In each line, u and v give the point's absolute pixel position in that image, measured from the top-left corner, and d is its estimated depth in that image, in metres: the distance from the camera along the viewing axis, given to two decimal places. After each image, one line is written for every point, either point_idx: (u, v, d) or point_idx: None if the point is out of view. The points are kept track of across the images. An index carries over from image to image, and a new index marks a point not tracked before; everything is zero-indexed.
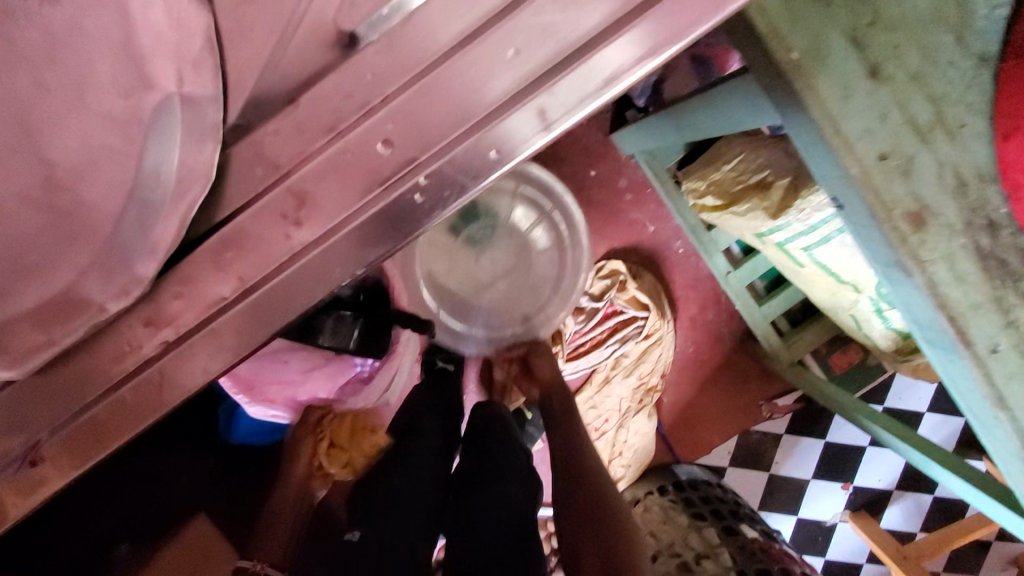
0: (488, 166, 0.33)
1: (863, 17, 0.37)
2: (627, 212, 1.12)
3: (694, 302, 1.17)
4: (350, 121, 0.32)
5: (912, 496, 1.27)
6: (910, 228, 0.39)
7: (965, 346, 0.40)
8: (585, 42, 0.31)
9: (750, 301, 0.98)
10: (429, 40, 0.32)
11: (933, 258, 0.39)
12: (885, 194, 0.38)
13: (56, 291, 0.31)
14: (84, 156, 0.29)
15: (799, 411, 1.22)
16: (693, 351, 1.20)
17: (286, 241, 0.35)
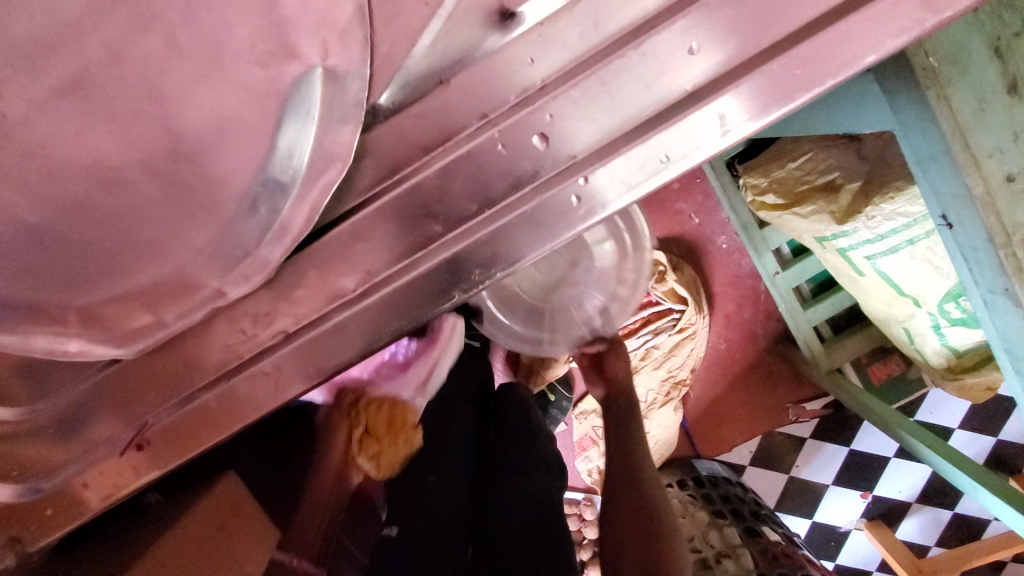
0: (654, 169, 0.34)
1: (1011, 25, 0.36)
2: (673, 202, 1.09)
3: (732, 300, 1.14)
4: (503, 111, 0.33)
5: (930, 510, 1.26)
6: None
7: None
8: (733, 58, 0.31)
9: (795, 304, 0.95)
10: (583, 36, 0.31)
11: None
12: (1006, 218, 0.38)
13: (170, 270, 0.33)
14: (212, 130, 0.28)
15: (826, 419, 1.20)
16: (726, 349, 1.18)
17: (424, 235, 0.37)
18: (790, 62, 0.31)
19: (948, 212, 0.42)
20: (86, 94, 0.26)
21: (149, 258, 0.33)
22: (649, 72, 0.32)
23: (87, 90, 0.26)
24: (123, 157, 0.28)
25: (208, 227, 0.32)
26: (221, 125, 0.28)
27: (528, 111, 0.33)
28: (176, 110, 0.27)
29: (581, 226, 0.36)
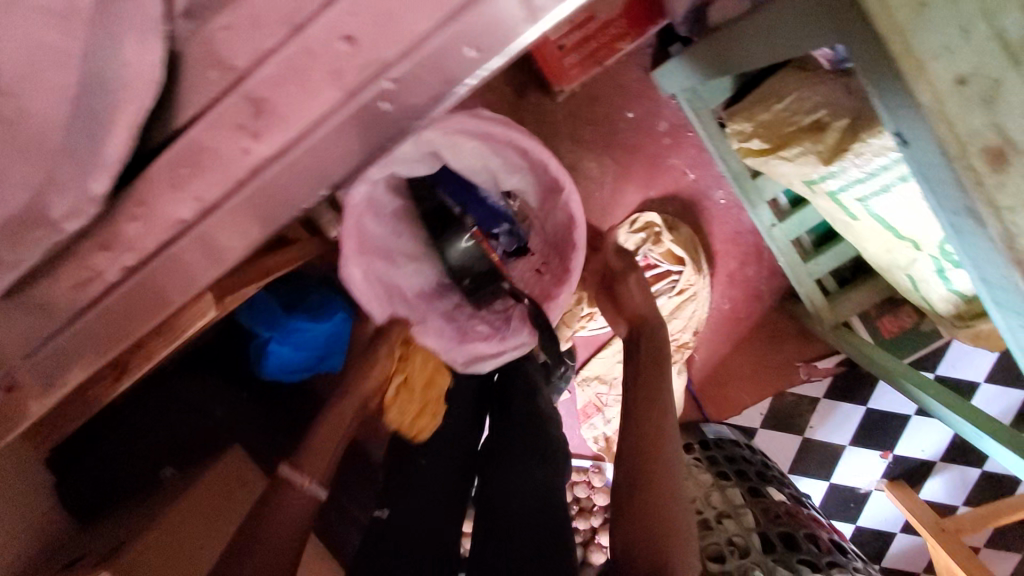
0: (467, 61, 0.36)
1: None
2: (667, 159, 1.05)
3: (733, 257, 1.10)
4: (310, 15, 0.33)
5: (957, 468, 1.21)
6: (989, 165, 0.33)
7: None
8: None
9: (794, 257, 0.91)
10: None
11: (1015, 205, 0.33)
12: (959, 127, 0.33)
13: (17, 207, 0.35)
14: (23, 62, 0.31)
15: (840, 376, 1.16)
16: (730, 309, 1.14)
17: (244, 156, 0.37)
18: None
19: (899, 128, 0.37)
20: None
21: None
22: None
23: None
24: None
25: (37, 162, 0.34)
26: (31, 57, 0.31)
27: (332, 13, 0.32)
28: None
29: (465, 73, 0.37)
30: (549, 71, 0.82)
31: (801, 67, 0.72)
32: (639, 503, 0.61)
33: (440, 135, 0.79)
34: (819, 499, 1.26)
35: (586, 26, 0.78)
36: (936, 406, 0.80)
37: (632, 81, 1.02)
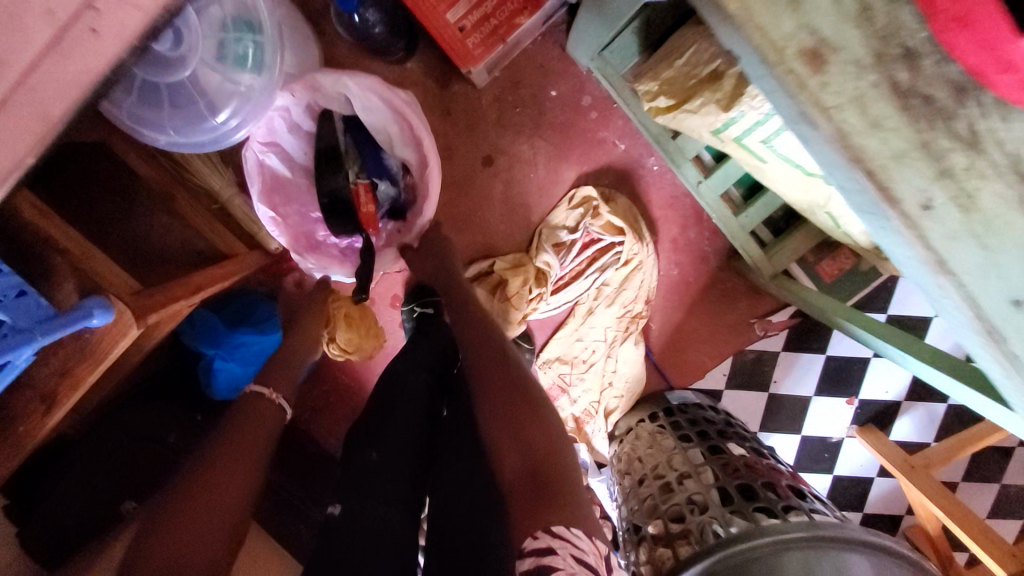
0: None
1: None
2: (595, 132, 1.06)
3: (674, 222, 1.11)
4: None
5: (923, 406, 1.22)
6: (807, 68, 0.34)
7: (890, 205, 0.35)
8: None
9: (725, 212, 0.92)
10: None
11: (839, 103, 0.34)
12: (770, 31, 0.34)
13: None
14: None
15: (796, 327, 1.17)
16: (679, 274, 1.15)
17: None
18: None
19: (731, 46, 0.37)
20: None
21: None
22: None
23: None
24: None
25: None
26: None
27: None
28: None
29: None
30: (454, 54, 0.84)
31: (696, 20, 0.73)
32: (517, 449, 0.64)
33: (357, 85, 0.84)
34: (793, 453, 1.26)
35: (483, 4, 0.79)
36: (878, 343, 0.82)
37: (552, 59, 1.02)
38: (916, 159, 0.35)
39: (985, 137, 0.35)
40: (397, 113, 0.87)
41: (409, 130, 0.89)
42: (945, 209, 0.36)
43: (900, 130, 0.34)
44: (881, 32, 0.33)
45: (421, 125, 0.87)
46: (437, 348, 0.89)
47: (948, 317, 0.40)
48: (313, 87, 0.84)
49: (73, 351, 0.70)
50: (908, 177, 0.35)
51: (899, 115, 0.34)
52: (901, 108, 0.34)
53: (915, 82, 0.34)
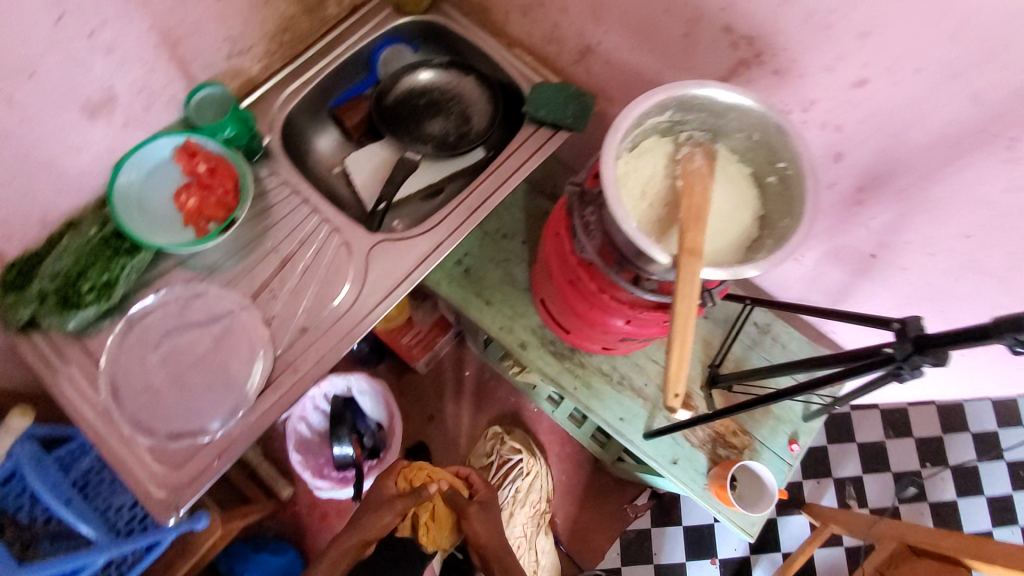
0: (292, 327, 0.88)
1: (480, 287, 1.09)
2: (495, 393, 1.74)
3: (555, 442, 1.72)
4: (233, 341, 0.87)
5: (766, 557, 1.66)
6: (520, 348, 1.06)
7: (562, 388, 1.04)
8: (377, 289, 0.91)
9: (573, 426, 1.56)
10: (257, 316, 0.88)
11: (534, 358, 1.06)
12: (506, 340, 1.07)
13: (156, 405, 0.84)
14: (176, 360, 0.87)
15: (656, 506, 1.68)
16: (567, 477, 1.70)
17: (223, 388, 0.85)
18: (389, 274, 0.93)
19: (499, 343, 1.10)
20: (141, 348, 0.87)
21: (152, 403, 0.84)
22: (276, 305, 0.89)
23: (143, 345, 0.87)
24: (152, 369, 0.86)
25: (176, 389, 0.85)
26: (177, 355, 0.87)
27: (235, 330, 0.88)
28: (168, 350, 0.87)
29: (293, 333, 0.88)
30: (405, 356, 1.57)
31: None
32: None
33: (358, 381, 1.51)
34: None
35: (420, 335, 1.55)
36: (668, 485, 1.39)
37: (465, 354, 1.75)
38: (565, 373, 1.05)
39: (586, 363, 1.05)
40: (379, 395, 1.52)
41: (385, 404, 1.52)
42: (581, 388, 1.04)
43: (556, 365, 1.05)
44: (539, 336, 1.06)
45: (390, 401, 1.51)
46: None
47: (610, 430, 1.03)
48: (331, 384, 1.50)
49: (178, 549, 1.15)
50: (565, 378, 1.05)
51: (555, 360, 1.05)
52: (555, 357, 1.06)
53: (556, 349, 1.06)
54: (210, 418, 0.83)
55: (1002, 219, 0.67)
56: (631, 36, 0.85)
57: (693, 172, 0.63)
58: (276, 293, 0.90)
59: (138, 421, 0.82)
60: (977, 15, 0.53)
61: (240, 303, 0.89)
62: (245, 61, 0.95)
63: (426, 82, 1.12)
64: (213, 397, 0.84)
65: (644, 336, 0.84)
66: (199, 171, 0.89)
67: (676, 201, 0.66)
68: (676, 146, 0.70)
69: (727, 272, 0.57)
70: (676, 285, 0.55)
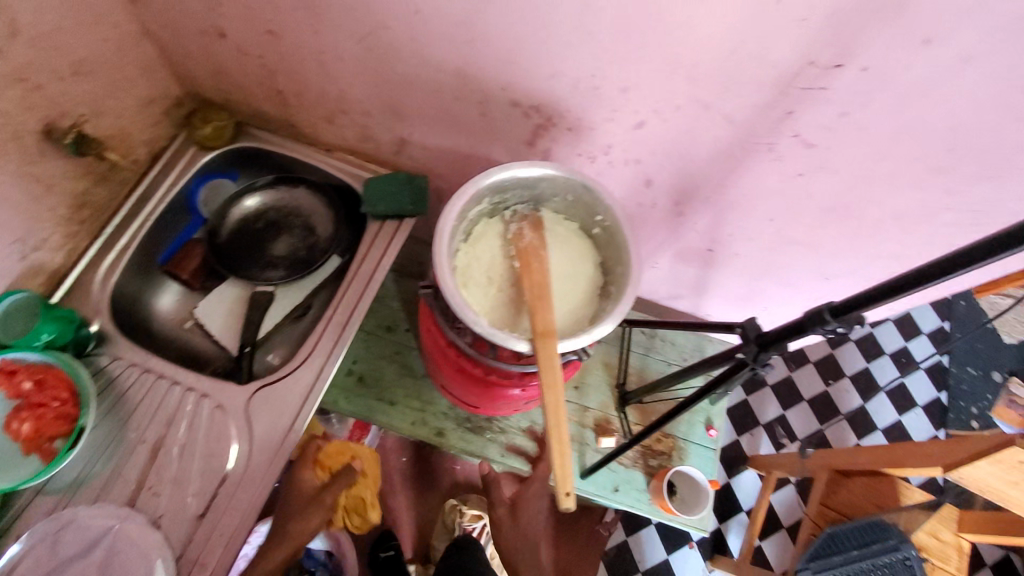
0: (186, 519, 0.80)
1: (379, 391, 1.06)
2: (438, 467, 1.68)
3: None
4: (123, 559, 0.78)
5: (734, 521, 1.74)
6: (438, 437, 1.04)
7: (491, 460, 1.04)
8: (268, 443, 0.85)
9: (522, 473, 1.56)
10: (142, 522, 0.80)
11: (454, 441, 1.04)
12: (422, 433, 1.05)
13: None
14: None
15: (624, 515, 1.71)
16: None
17: None
18: (276, 422, 0.87)
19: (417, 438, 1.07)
20: None
21: None
22: (162, 502, 0.81)
23: None
24: None
25: None
26: None
27: (120, 546, 0.78)
28: None
29: (189, 526, 0.80)
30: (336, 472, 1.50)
31: None
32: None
33: None
34: None
35: None
36: None
37: (396, 440, 1.69)
38: (489, 444, 1.05)
39: (506, 427, 1.06)
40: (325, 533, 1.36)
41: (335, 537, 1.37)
42: (509, 453, 1.05)
43: (478, 439, 1.05)
44: (453, 418, 1.05)
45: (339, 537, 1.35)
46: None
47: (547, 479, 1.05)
48: None
49: None
50: (491, 449, 1.05)
51: (476, 435, 1.05)
52: (475, 432, 1.05)
53: (473, 424, 1.06)
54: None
55: (790, 201, 0.77)
56: (436, 122, 0.88)
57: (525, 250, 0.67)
58: (157, 488, 0.82)
59: None
60: (703, 61, 0.61)
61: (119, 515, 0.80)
62: (43, 253, 0.87)
63: (256, 207, 1.08)
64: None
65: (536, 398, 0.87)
66: (25, 390, 0.80)
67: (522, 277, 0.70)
68: (506, 222, 0.73)
69: (584, 339, 0.62)
70: (540, 375, 0.58)
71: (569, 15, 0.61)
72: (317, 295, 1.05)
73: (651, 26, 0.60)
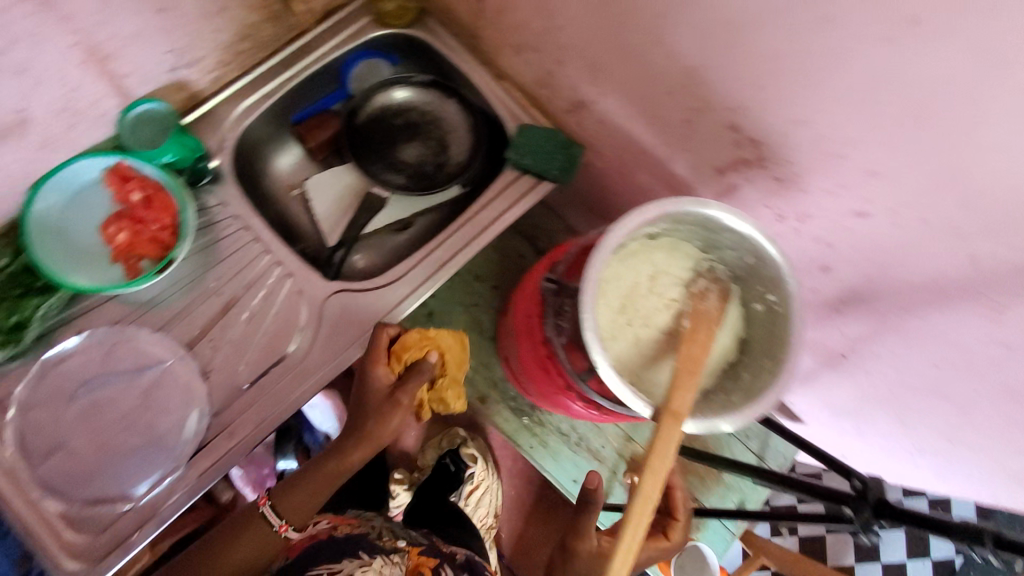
0: (236, 385, 0.81)
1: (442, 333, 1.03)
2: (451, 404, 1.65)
3: (507, 456, 1.69)
4: (168, 395, 0.79)
5: None
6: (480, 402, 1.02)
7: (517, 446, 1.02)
8: (332, 347, 0.84)
9: None
10: (195, 371, 0.80)
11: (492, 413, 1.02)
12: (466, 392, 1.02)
13: (74, 464, 0.75)
14: (98, 413, 0.77)
15: None
16: (516, 492, 1.68)
17: (150, 447, 0.77)
18: (346, 329, 0.85)
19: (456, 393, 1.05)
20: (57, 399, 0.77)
21: (71, 461, 0.75)
22: (219, 359, 0.82)
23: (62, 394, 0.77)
24: (75, 422, 0.77)
25: (98, 445, 0.76)
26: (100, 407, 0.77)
27: (169, 384, 0.79)
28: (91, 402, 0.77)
29: (234, 392, 0.81)
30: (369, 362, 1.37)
31: None
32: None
33: None
34: None
35: None
36: None
37: None
38: (523, 430, 1.02)
39: (546, 421, 1.03)
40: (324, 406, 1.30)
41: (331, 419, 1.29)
42: (537, 447, 1.02)
43: (516, 420, 1.02)
44: (500, 391, 1.02)
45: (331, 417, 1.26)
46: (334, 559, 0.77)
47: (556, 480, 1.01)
48: None
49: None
50: (522, 436, 1.02)
51: (516, 415, 1.02)
52: (516, 413, 1.02)
53: (518, 404, 1.03)
54: (129, 482, 0.76)
55: (975, 362, 0.67)
56: (630, 103, 0.77)
57: (702, 316, 0.59)
58: (218, 345, 0.82)
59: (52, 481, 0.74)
60: (993, 193, 0.50)
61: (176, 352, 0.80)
62: (195, 72, 0.83)
63: (404, 103, 1.02)
64: (142, 459, 0.76)
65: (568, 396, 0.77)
66: (133, 201, 0.79)
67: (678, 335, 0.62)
68: (694, 269, 0.65)
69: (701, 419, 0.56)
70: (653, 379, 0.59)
71: (869, 74, 0.50)
72: (425, 215, 1.01)
73: (959, 132, 0.48)
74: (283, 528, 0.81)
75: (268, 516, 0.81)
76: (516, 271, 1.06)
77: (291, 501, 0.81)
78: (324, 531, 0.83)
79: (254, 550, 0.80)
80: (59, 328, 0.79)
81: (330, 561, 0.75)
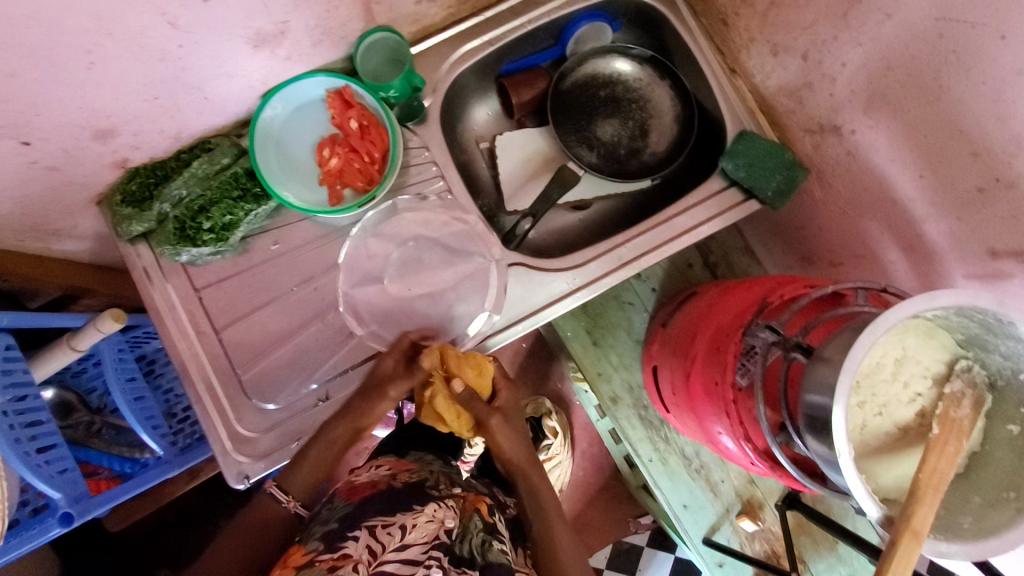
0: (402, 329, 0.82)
1: (589, 322, 1.00)
2: (545, 374, 1.65)
3: (585, 438, 1.68)
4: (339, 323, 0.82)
5: None
6: (611, 402, 0.99)
7: (636, 455, 0.99)
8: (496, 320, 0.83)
9: (610, 441, 1.52)
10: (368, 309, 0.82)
11: (620, 416, 0.99)
12: (600, 387, 0.99)
13: (250, 362, 0.80)
14: (275, 322, 0.81)
15: (657, 529, 1.66)
16: (584, 474, 1.68)
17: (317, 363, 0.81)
18: (511, 305, 0.84)
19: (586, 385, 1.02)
20: (246, 300, 0.81)
21: (248, 360, 0.80)
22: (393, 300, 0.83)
23: (251, 296, 0.81)
24: (258, 326, 0.80)
25: (273, 352, 0.80)
26: (279, 317, 0.81)
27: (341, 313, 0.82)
28: (272, 312, 0.81)
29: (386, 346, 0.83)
30: None
31: None
32: None
33: None
34: None
35: None
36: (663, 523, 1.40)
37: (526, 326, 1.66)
38: (646, 441, 0.99)
39: (671, 439, 0.99)
40: None
41: None
42: (654, 462, 0.98)
43: (641, 428, 0.99)
44: (632, 395, 1.00)
45: None
46: (392, 501, 0.72)
47: (664, 497, 0.98)
48: None
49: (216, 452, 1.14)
50: (644, 447, 0.99)
51: (642, 423, 0.99)
52: (643, 421, 1.00)
53: (647, 413, 1.00)
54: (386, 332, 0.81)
55: None
56: (906, 148, 0.67)
57: (955, 426, 0.53)
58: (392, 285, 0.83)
59: (230, 372, 0.79)
60: None
61: (496, 258, 0.85)
62: (431, 7, 0.80)
63: (617, 77, 0.95)
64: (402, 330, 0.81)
65: (751, 439, 0.69)
66: (350, 128, 0.79)
67: (909, 430, 0.57)
68: (946, 363, 0.58)
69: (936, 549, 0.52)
70: (928, 450, 0.52)
71: None
72: (606, 200, 0.95)
73: None
74: (291, 502, 0.71)
75: (275, 496, 0.71)
76: (680, 280, 1.00)
77: (296, 478, 0.74)
78: (383, 481, 0.77)
79: (259, 535, 0.68)
80: (257, 233, 0.82)
81: (383, 513, 0.68)
